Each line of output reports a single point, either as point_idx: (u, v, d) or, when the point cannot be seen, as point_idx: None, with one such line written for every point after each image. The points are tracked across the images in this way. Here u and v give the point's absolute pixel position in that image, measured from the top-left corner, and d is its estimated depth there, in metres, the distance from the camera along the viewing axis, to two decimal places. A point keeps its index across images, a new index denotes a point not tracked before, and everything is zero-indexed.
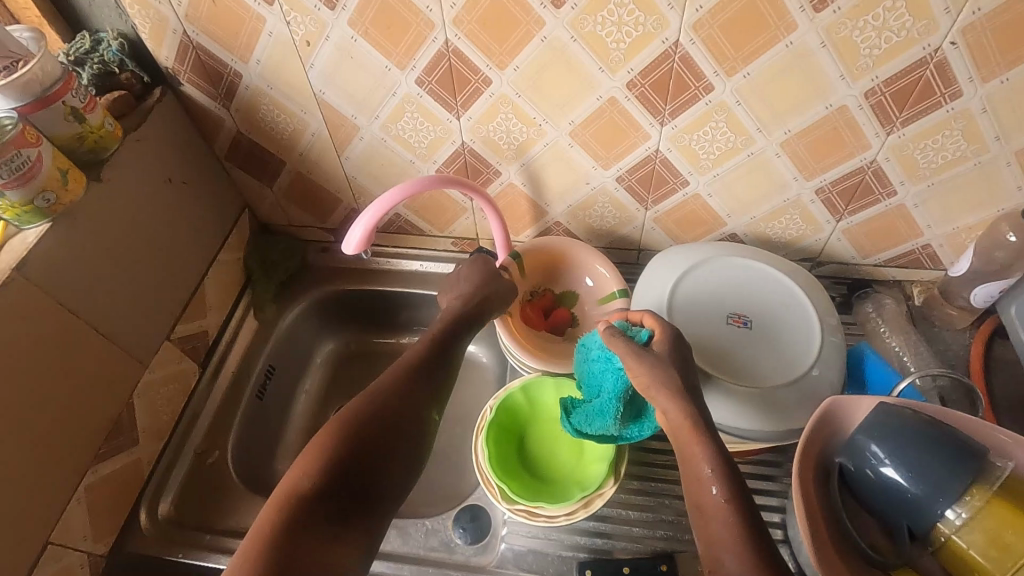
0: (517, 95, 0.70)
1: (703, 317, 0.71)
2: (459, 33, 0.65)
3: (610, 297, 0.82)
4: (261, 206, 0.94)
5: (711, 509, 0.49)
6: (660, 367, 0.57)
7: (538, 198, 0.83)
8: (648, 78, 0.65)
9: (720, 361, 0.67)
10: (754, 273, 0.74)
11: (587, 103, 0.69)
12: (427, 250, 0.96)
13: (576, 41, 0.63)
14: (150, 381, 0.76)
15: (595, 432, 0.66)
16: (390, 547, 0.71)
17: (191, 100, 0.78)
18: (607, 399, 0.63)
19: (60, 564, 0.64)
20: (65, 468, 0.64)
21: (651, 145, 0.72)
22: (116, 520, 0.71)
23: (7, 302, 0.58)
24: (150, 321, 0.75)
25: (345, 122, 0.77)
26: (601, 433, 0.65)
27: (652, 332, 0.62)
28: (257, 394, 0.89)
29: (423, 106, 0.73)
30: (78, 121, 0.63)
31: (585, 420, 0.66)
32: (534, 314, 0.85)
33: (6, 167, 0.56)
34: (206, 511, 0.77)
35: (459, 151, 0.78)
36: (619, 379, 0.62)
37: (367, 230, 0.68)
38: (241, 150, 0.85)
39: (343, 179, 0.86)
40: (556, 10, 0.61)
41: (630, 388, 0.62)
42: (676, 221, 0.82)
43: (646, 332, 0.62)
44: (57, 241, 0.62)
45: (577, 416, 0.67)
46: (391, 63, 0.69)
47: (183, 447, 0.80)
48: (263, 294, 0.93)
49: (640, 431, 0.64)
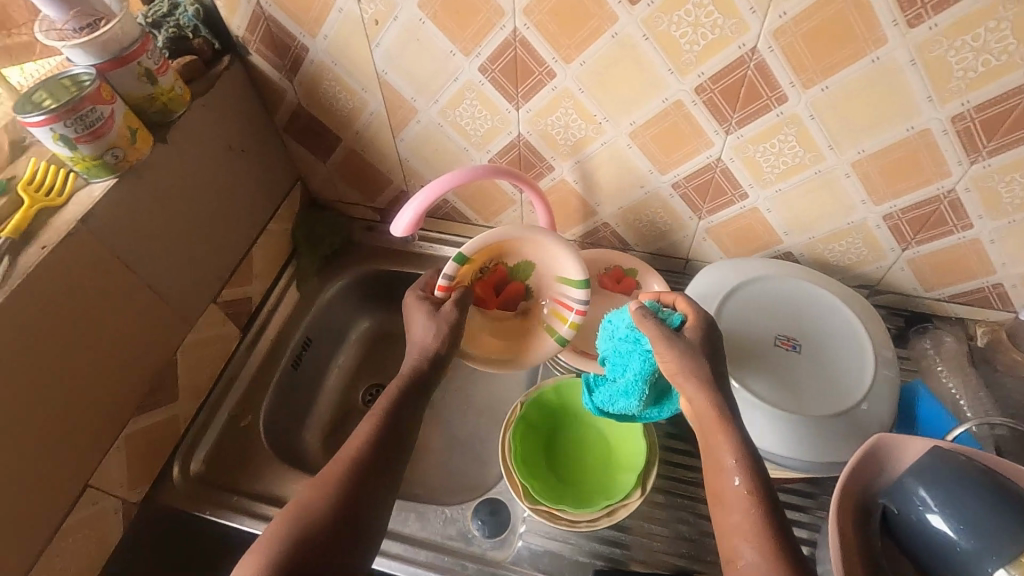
0: (581, 90, 0.68)
1: (750, 336, 0.68)
2: (528, 23, 0.63)
3: (569, 281, 0.74)
4: (313, 180, 0.95)
5: (731, 497, 0.52)
6: (691, 355, 0.57)
7: (589, 197, 0.82)
8: (719, 83, 0.63)
9: (758, 380, 0.65)
10: (808, 297, 0.71)
11: (651, 105, 0.67)
12: (471, 239, 0.96)
13: (648, 40, 0.61)
14: (194, 340, 0.78)
15: (616, 411, 0.66)
16: (408, 531, 0.72)
17: (256, 70, 0.80)
18: (632, 380, 0.63)
19: (96, 506, 0.66)
20: (109, 415, 0.67)
21: (712, 153, 0.70)
22: (150, 471, 0.74)
23: (73, 252, 0.60)
24: (199, 282, 0.77)
25: (403, 104, 0.77)
26: (622, 412, 0.66)
27: (685, 316, 0.61)
28: (293, 364, 0.91)
29: (483, 94, 0.73)
30: (151, 83, 0.65)
31: (607, 399, 0.66)
32: (488, 294, 0.77)
33: (81, 122, 0.58)
34: (235, 472, 0.79)
35: (514, 143, 0.78)
36: (648, 361, 0.61)
37: (416, 214, 0.67)
38: (300, 124, 0.86)
39: (395, 160, 0.86)
40: (632, 7, 0.59)
41: (657, 371, 0.61)
42: (730, 234, 0.80)
43: (679, 316, 0.61)
44: (122, 197, 0.64)
45: (599, 395, 0.67)
46: (457, 48, 0.68)
47: (218, 408, 0.82)
48: (307, 266, 0.95)
49: (659, 412, 0.65)
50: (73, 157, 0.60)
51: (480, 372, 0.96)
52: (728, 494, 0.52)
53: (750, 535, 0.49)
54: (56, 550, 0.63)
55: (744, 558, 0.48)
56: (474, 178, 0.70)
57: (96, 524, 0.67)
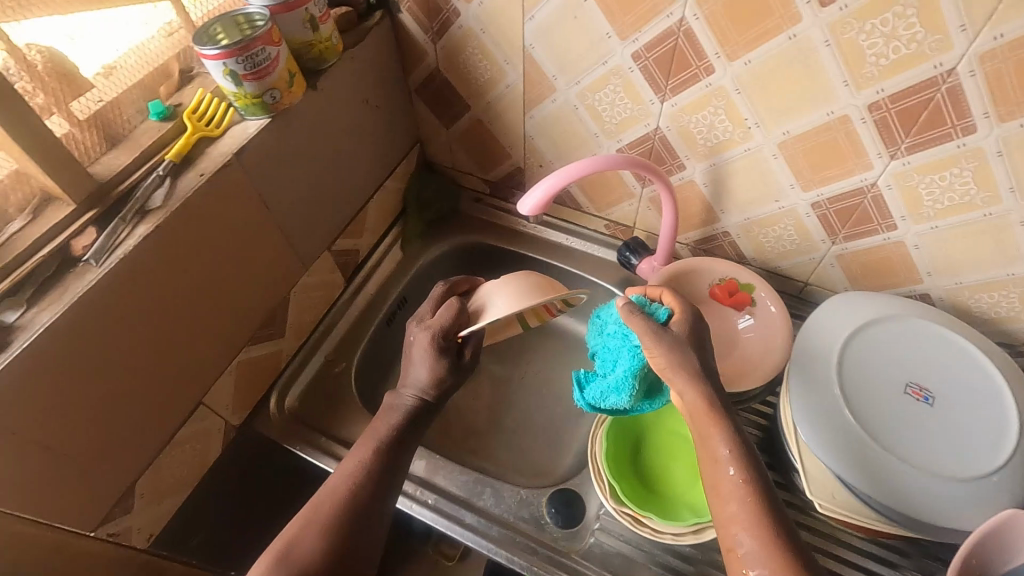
0: (737, 91, 0.65)
1: (877, 374, 0.64)
2: (699, 13, 0.60)
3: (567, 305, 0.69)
4: (432, 144, 0.96)
5: (727, 489, 0.52)
6: (678, 349, 0.58)
7: (715, 202, 0.78)
8: (899, 103, 0.58)
9: (873, 420, 0.61)
10: (955, 351, 0.65)
11: (812, 117, 0.63)
12: (578, 227, 0.95)
13: (829, 46, 0.57)
14: (306, 283, 0.81)
15: (607, 407, 0.66)
16: (482, 504, 0.73)
17: (403, 29, 0.80)
18: (622, 375, 0.64)
19: (204, 423, 0.71)
20: (228, 342, 0.71)
21: (868, 177, 0.65)
22: (251, 399, 0.78)
23: (224, 183, 0.62)
24: (318, 228, 0.79)
25: (543, 81, 0.76)
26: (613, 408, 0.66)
27: (670, 311, 0.63)
28: (387, 320, 0.92)
29: (629, 81, 0.70)
30: (312, 29, 0.67)
31: (598, 395, 0.67)
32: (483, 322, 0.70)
33: (250, 61, 0.60)
34: (324, 414, 0.82)
35: (649, 135, 0.75)
36: (637, 355, 0.64)
37: (544, 197, 0.66)
38: (432, 87, 0.86)
39: (520, 136, 0.85)
40: (820, 9, 0.55)
41: (646, 365, 0.63)
42: (863, 265, 0.74)
43: (665, 311, 0.64)
44: (271, 137, 0.66)
45: (590, 392, 0.67)
46: (614, 31, 0.66)
47: (316, 351, 0.85)
48: (412, 228, 0.97)
49: (648, 406, 0.66)
50: (236, 93, 0.62)
51: (565, 361, 0.96)
52: (724, 487, 0.52)
53: (748, 526, 0.50)
54: (169, 456, 0.67)
55: (742, 547, 0.49)
56: (604, 167, 0.67)
57: (201, 438, 0.71)
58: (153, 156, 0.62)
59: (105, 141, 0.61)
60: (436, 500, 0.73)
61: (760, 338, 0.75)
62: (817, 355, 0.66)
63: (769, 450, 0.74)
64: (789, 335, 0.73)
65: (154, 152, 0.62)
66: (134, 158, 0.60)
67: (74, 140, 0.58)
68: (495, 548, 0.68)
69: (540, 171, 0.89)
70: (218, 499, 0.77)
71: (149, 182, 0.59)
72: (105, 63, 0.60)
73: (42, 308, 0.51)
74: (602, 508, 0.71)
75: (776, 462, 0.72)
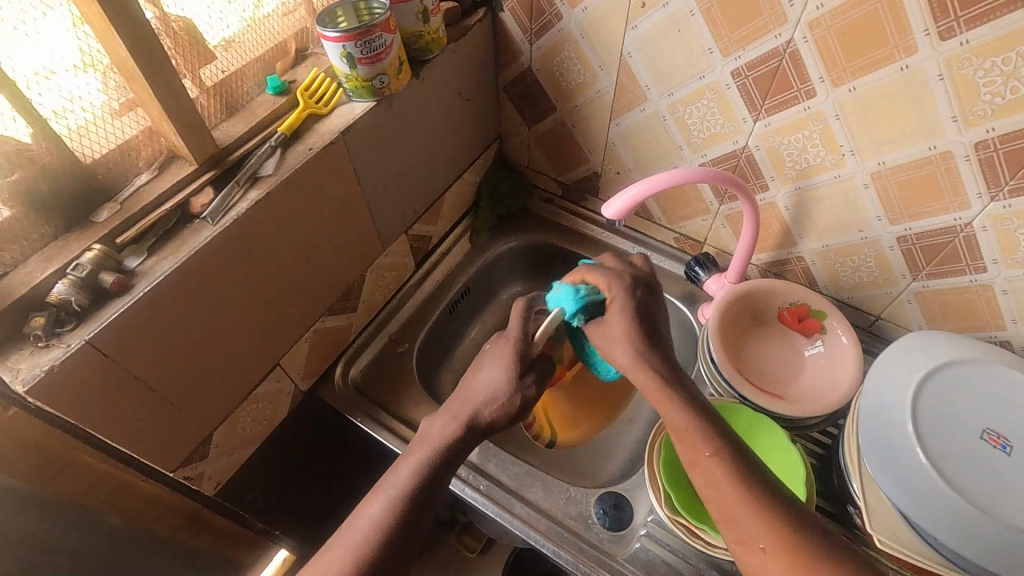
0: (836, 117, 0.65)
1: (952, 417, 0.62)
2: (809, 36, 0.60)
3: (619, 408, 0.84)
4: (511, 141, 0.98)
5: None
6: None
7: (795, 226, 0.78)
8: (1008, 144, 0.56)
9: (945, 461, 0.59)
10: None
11: (912, 149, 0.62)
12: (646, 236, 0.95)
13: (942, 80, 0.56)
14: (383, 262, 0.84)
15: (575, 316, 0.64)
16: (532, 496, 0.74)
17: (503, 27, 0.83)
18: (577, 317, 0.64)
19: (276, 384, 0.74)
20: (309, 310, 0.74)
21: (963, 216, 0.64)
22: (320, 367, 0.81)
23: (328, 157, 0.65)
24: (399, 211, 0.83)
25: (635, 90, 0.77)
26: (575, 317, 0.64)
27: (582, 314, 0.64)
28: (450, 307, 0.94)
29: (724, 97, 0.71)
30: (423, 21, 0.70)
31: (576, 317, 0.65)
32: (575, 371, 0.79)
33: (367, 46, 0.63)
34: (385, 392, 0.84)
35: (736, 152, 0.75)
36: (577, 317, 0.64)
37: (628, 203, 0.67)
38: (521, 85, 0.88)
39: (602, 140, 0.86)
40: (938, 43, 0.54)
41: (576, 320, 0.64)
42: (943, 306, 0.72)
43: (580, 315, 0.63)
44: (374, 120, 0.69)
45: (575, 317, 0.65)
46: (717, 47, 0.67)
47: (382, 328, 0.88)
48: (482, 220, 0.99)
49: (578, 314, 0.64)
50: (349, 75, 0.66)
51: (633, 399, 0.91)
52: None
53: None
54: (245, 411, 0.71)
55: None
56: (637, 196, 0.66)
57: (273, 398, 0.74)
58: (266, 128, 0.66)
59: (225, 109, 0.65)
60: (488, 486, 0.74)
61: (827, 366, 0.74)
62: (891, 388, 0.65)
63: (826, 473, 0.74)
64: (858, 366, 0.71)
65: (268, 123, 0.66)
66: (250, 128, 0.64)
67: (200, 104, 0.62)
68: (542, 540, 0.70)
69: (617, 177, 0.90)
70: (277, 460, 0.80)
71: (262, 151, 0.62)
72: (224, 36, 0.63)
73: (160, 258, 0.55)
74: (650, 515, 0.72)
75: (829, 492, 0.72)
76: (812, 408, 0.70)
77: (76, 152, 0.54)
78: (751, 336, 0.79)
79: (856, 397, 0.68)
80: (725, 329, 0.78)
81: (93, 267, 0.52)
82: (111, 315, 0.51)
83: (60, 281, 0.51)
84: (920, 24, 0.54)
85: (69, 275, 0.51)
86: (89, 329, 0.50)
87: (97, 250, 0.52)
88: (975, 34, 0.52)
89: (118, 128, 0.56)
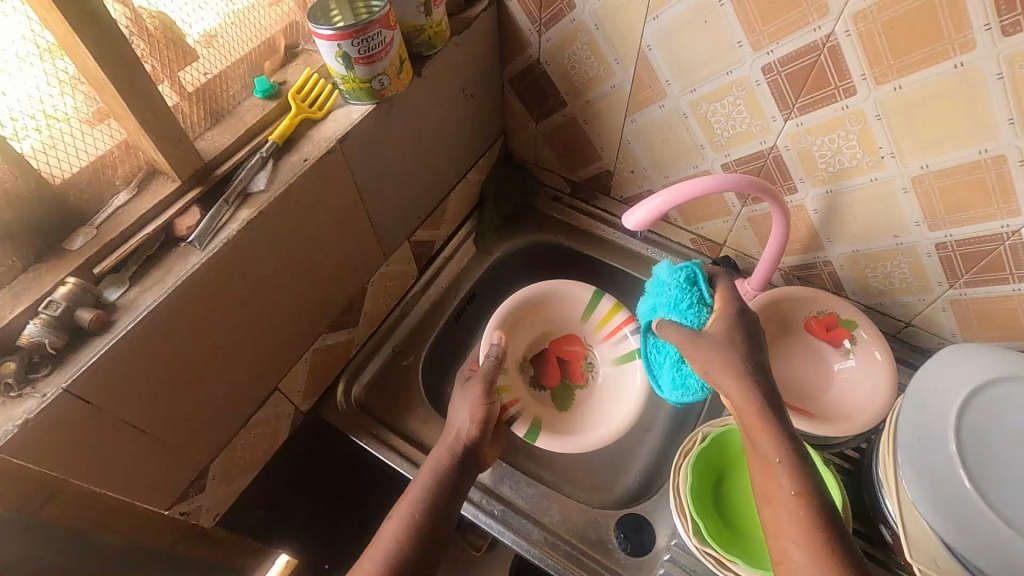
0: (877, 117, 0.59)
1: (997, 439, 0.58)
2: (852, 30, 0.55)
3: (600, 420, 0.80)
4: (517, 137, 0.93)
5: None
6: None
7: (823, 230, 0.73)
8: None
9: (990, 489, 0.55)
10: None
11: (960, 153, 0.58)
12: (661, 236, 0.90)
13: (1000, 79, 0.51)
14: (384, 272, 0.79)
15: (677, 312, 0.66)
16: (548, 521, 0.70)
17: (510, 16, 0.76)
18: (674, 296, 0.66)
19: (276, 408, 0.69)
20: (308, 329, 0.69)
21: (1011, 223, 0.59)
22: (321, 385, 0.77)
23: (325, 168, 0.60)
24: (401, 218, 0.77)
25: (653, 85, 0.71)
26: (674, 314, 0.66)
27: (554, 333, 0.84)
28: (456, 316, 0.89)
29: (753, 94, 0.65)
30: (425, 14, 0.64)
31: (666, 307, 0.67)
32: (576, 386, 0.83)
33: (365, 44, 0.57)
34: (391, 408, 0.79)
35: (763, 153, 0.70)
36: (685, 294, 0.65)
37: (650, 214, 0.62)
38: (528, 78, 0.82)
39: (617, 137, 0.81)
40: (1000, 39, 0.49)
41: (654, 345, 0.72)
42: (981, 315, 0.68)
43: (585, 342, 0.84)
44: (373, 124, 0.64)
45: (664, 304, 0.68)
46: (747, 40, 0.61)
47: (385, 340, 0.84)
48: (487, 221, 0.93)
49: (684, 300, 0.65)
50: (345, 76, 0.60)
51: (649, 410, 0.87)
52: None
53: None
54: (243, 439, 0.66)
55: None
56: (658, 203, 0.62)
57: (273, 422, 0.70)
58: (256, 136, 0.60)
59: (210, 117, 0.59)
60: (502, 511, 0.71)
61: (858, 381, 0.71)
62: (931, 408, 0.61)
63: (855, 491, 0.71)
64: (893, 381, 0.68)
65: (257, 131, 0.60)
66: (238, 138, 0.59)
67: (182, 113, 0.56)
68: (560, 569, 0.67)
69: (631, 176, 0.85)
70: (279, 482, 0.76)
71: (252, 164, 0.57)
72: (205, 32, 0.57)
73: (144, 289, 0.50)
74: (673, 539, 0.68)
75: (861, 512, 0.69)
76: (845, 426, 0.67)
77: (44, 173, 0.48)
78: (775, 346, 0.75)
79: (892, 415, 0.64)
80: None
81: (68, 304, 0.46)
82: (90, 358, 0.46)
83: (31, 322, 0.46)
84: (981, 17, 0.49)
85: (41, 315, 0.46)
86: (66, 374, 0.45)
87: (72, 284, 0.47)
88: None
89: (90, 143, 0.51)
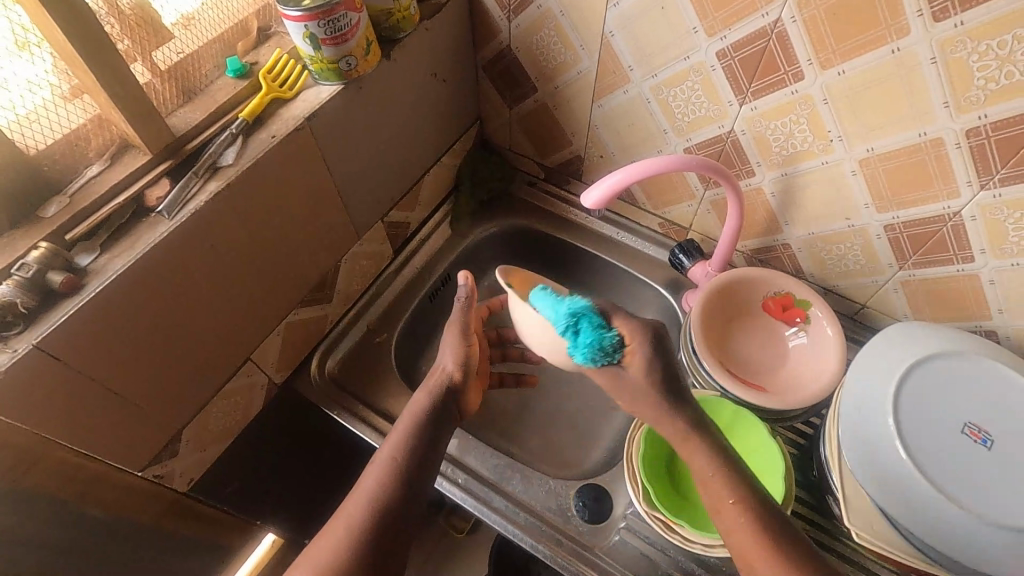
0: (825, 101, 0.62)
1: (933, 410, 0.61)
2: (797, 16, 0.57)
3: None
4: (492, 123, 0.95)
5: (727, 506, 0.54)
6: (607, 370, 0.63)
7: (780, 213, 0.76)
8: (1001, 132, 0.54)
9: (924, 456, 0.58)
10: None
11: (902, 136, 0.60)
12: (631, 221, 0.93)
13: (935, 64, 0.54)
14: (357, 251, 0.82)
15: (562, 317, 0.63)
16: (511, 490, 0.73)
17: (480, 3, 0.78)
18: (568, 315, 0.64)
19: (249, 378, 0.72)
20: (282, 302, 0.72)
21: (952, 205, 0.62)
22: (295, 359, 0.79)
23: (293, 144, 0.62)
24: (374, 198, 0.80)
25: (617, 70, 0.74)
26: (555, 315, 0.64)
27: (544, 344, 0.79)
28: (430, 296, 0.92)
29: (709, 79, 0.68)
30: None
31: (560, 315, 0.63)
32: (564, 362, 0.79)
33: (331, 26, 0.59)
34: (364, 383, 0.82)
35: (722, 137, 0.72)
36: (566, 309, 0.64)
37: (605, 193, 0.64)
38: (500, 64, 0.84)
39: (585, 123, 0.83)
40: (932, 24, 0.52)
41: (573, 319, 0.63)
42: (929, 295, 0.70)
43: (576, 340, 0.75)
44: (342, 104, 0.66)
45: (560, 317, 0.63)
46: (702, 26, 0.64)
47: (360, 317, 0.86)
48: (463, 205, 0.96)
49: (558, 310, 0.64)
50: (314, 56, 0.62)
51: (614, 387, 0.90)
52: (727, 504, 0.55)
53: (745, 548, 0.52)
54: (215, 408, 0.69)
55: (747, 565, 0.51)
56: (611, 182, 0.64)
57: (246, 393, 0.72)
58: (227, 114, 0.62)
59: (182, 95, 0.62)
60: (466, 480, 0.73)
61: (811, 358, 0.73)
62: (876, 380, 0.63)
63: (807, 464, 0.73)
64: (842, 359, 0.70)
65: (229, 108, 0.63)
66: (209, 115, 0.61)
67: (154, 90, 0.58)
68: (520, 534, 0.69)
69: (600, 161, 0.87)
70: (253, 453, 0.79)
71: (222, 140, 0.59)
72: (180, 13, 0.60)
73: (115, 255, 0.52)
74: (629, 508, 0.71)
75: (809, 483, 0.71)
76: (794, 400, 0.70)
77: (18, 144, 0.51)
78: (735, 325, 0.78)
79: (837, 390, 0.67)
80: (707, 319, 0.76)
81: (39, 267, 0.49)
82: (60, 318, 0.48)
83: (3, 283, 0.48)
84: (913, 4, 0.51)
85: (13, 276, 0.48)
86: (37, 332, 0.48)
87: (44, 249, 0.50)
88: (971, 15, 0.50)
89: (64, 116, 0.53)
